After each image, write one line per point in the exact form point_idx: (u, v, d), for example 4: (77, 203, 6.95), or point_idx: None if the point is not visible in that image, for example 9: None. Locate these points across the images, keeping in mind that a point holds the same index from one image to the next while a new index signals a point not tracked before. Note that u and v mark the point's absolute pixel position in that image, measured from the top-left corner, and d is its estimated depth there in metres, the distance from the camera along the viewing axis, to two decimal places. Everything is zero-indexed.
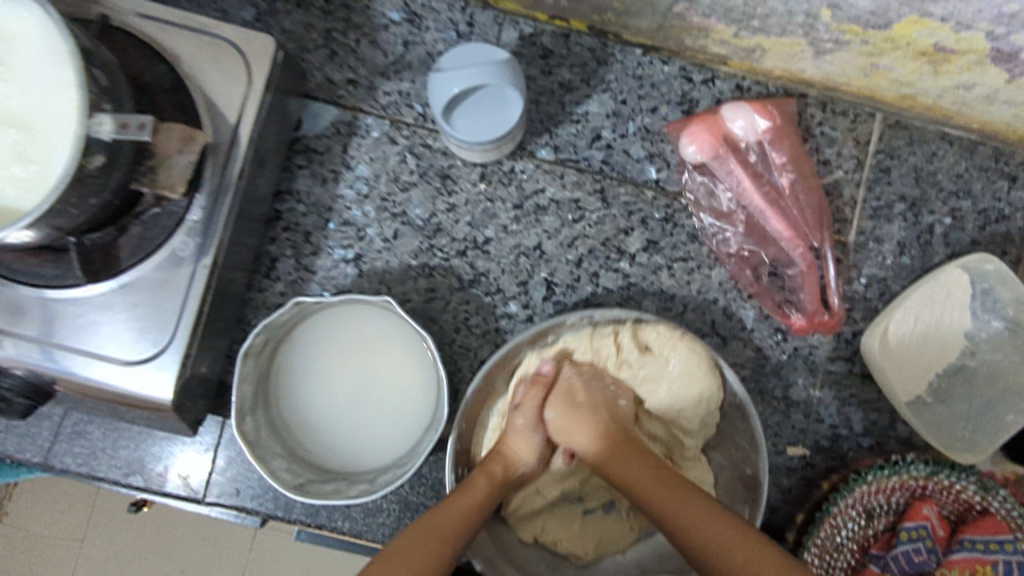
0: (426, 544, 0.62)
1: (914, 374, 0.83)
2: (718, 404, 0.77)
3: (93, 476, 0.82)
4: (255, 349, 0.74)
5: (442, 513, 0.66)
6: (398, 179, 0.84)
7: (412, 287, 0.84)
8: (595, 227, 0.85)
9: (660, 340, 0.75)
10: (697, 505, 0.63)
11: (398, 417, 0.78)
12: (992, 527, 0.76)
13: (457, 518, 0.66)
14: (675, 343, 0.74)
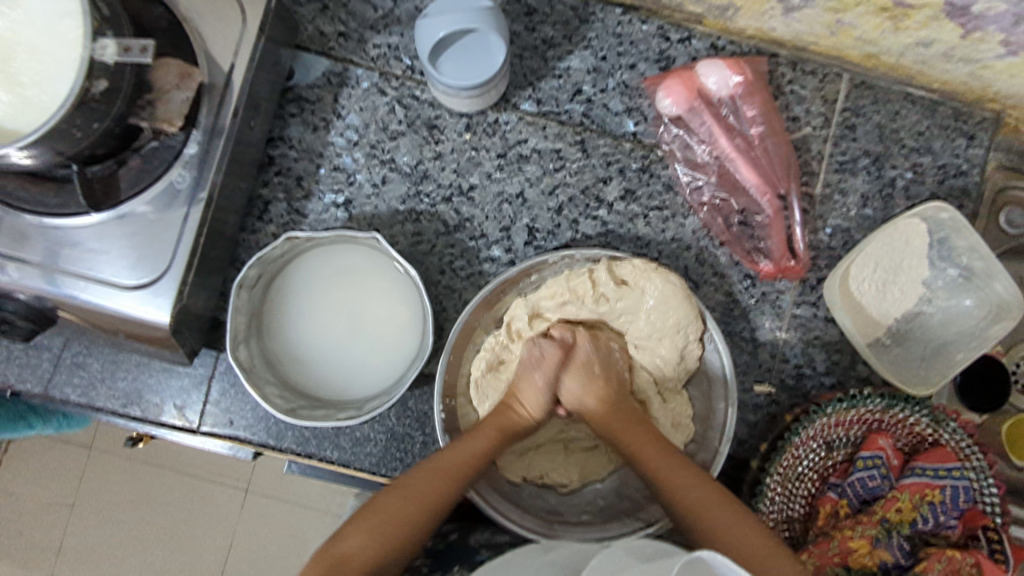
0: (444, 470, 0.71)
1: (875, 318, 0.88)
2: (697, 339, 0.79)
3: (92, 406, 0.86)
4: (249, 281, 0.78)
5: (459, 450, 0.73)
6: (386, 128, 0.88)
7: (400, 231, 0.87)
8: (576, 176, 0.89)
9: (635, 271, 0.79)
10: (717, 504, 0.68)
11: (384, 352, 0.82)
12: (943, 456, 0.83)
13: (476, 452, 0.73)
14: (649, 274, 0.78)
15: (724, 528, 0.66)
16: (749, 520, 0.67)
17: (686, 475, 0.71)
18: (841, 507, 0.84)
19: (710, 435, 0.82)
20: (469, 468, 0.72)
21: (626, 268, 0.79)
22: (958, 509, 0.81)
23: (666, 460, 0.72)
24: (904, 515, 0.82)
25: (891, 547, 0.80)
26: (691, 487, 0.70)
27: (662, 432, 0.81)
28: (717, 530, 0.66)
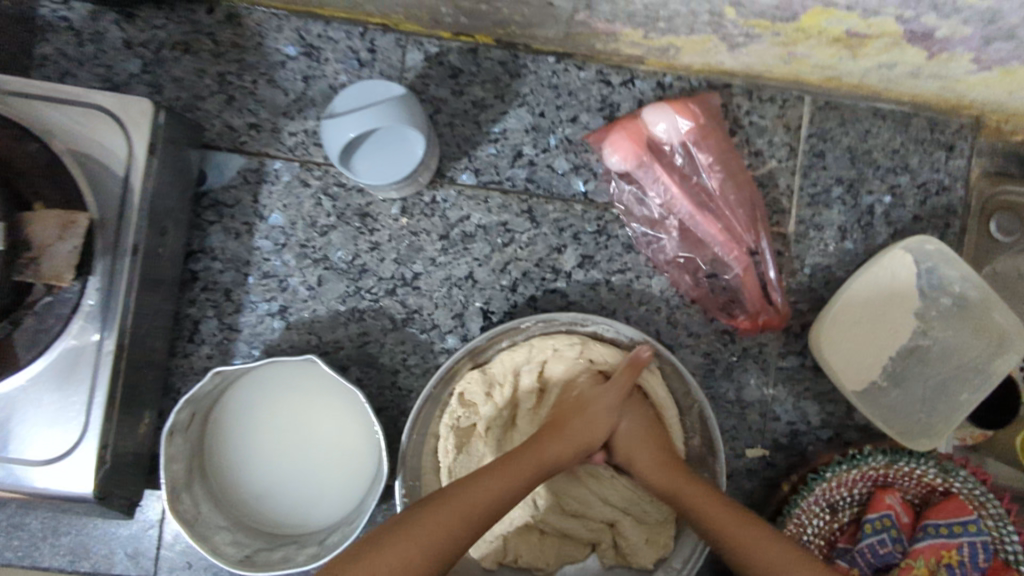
0: (458, 512, 0.62)
1: (865, 362, 0.82)
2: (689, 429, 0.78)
3: (36, 567, 0.80)
4: (182, 425, 0.71)
5: (489, 487, 0.65)
6: (314, 223, 0.80)
7: (344, 334, 0.80)
8: (527, 248, 0.82)
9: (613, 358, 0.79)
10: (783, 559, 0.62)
11: (338, 478, 0.76)
12: (956, 509, 0.76)
13: (492, 492, 0.65)
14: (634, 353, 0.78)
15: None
16: None
17: (761, 548, 0.63)
18: None
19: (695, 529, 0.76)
20: (490, 510, 0.64)
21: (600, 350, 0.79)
22: (978, 568, 0.75)
23: (757, 540, 0.64)
24: None
25: None
26: (763, 551, 0.63)
27: (636, 547, 0.75)
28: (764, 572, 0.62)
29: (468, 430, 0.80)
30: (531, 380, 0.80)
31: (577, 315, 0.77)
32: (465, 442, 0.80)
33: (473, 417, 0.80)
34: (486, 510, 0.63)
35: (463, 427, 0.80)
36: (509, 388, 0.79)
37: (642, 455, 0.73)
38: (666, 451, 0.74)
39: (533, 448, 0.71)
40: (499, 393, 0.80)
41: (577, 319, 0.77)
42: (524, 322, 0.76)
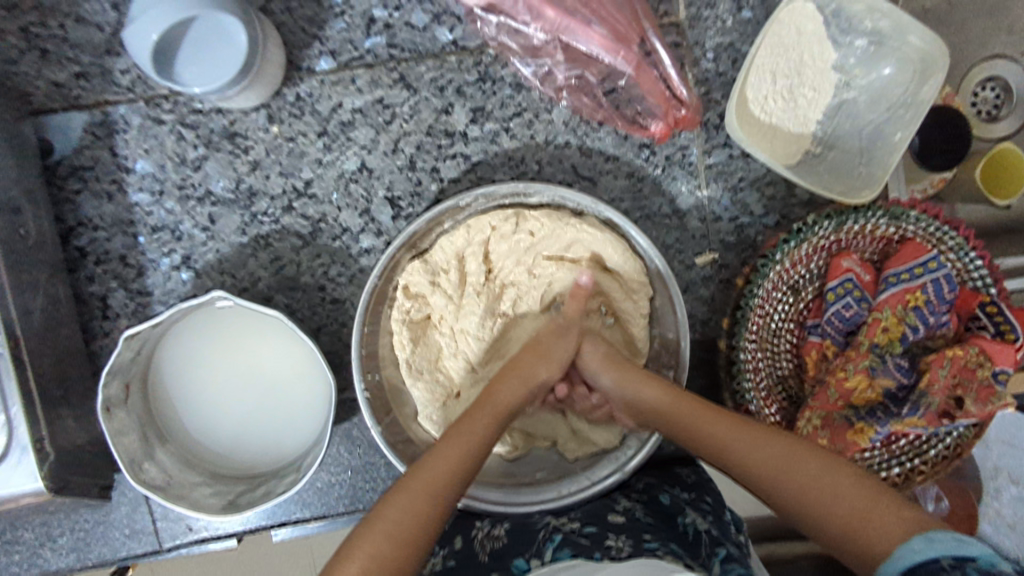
0: (434, 485, 0.60)
1: (794, 132, 0.77)
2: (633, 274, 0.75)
3: (47, 572, 0.81)
4: (117, 399, 0.69)
5: (448, 454, 0.62)
6: (184, 159, 0.75)
7: (257, 265, 0.76)
8: (413, 119, 0.76)
9: (549, 226, 0.74)
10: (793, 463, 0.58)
11: (295, 409, 0.75)
12: (914, 252, 0.74)
13: (459, 454, 0.63)
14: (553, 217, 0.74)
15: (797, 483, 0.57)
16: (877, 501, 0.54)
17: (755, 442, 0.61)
18: (827, 349, 0.76)
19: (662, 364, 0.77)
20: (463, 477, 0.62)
21: (536, 220, 0.74)
22: (946, 303, 0.72)
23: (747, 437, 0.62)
24: (892, 333, 0.73)
25: (890, 372, 0.72)
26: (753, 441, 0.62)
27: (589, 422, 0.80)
28: (751, 466, 0.60)
29: (423, 321, 0.78)
30: (473, 258, 0.76)
31: (519, 184, 0.72)
32: (421, 334, 0.77)
33: (425, 308, 0.77)
34: (456, 474, 0.61)
35: (416, 319, 0.77)
36: (455, 274, 0.76)
37: (599, 378, 0.74)
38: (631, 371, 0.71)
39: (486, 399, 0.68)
40: (446, 280, 0.76)
41: (513, 188, 0.72)
42: (464, 200, 0.71)
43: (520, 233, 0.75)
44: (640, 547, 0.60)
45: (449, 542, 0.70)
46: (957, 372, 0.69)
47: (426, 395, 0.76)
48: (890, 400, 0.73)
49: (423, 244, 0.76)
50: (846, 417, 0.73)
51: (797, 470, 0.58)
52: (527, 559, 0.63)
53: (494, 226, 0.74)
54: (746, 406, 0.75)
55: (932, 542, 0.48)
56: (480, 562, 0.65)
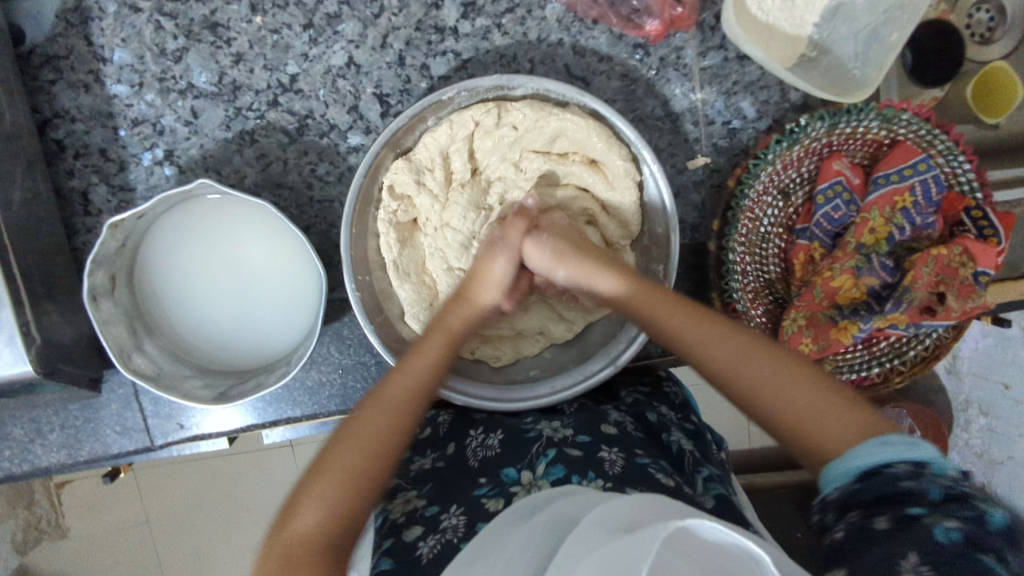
0: (399, 402, 0.62)
1: (789, 34, 0.76)
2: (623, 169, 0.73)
3: (39, 469, 0.81)
4: (103, 289, 0.69)
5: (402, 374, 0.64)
6: (164, 50, 0.72)
7: (242, 162, 0.75)
8: (401, 13, 0.74)
9: (532, 117, 0.72)
10: (758, 362, 0.58)
11: (285, 303, 0.75)
12: (904, 154, 0.74)
13: (421, 374, 0.64)
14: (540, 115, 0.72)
15: (771, 395, 0.57)
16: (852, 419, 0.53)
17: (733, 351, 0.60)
18: (815, 251, 0.77)
19: (653, 262, 0.76)
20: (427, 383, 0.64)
21: (518, 112, 0.72)
22: (933, 204, 0.73)
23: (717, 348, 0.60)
24: (879, 233, 0.74)
25: (875, 271, 0.73)
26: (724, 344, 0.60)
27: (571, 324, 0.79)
28: (722, 365, 0.59)
29: (410, 224, 0.77)
30: (461, 157, 0.75)
31: (501, 77, 0.70)
32: (410, 238, 0.77)
33: (412, 211, 0.76)
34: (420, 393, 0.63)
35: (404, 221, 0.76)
36: (441, 172, 0.75)
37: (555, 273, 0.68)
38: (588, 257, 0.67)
39: (438, 329, 0.67)
40: (432, 179, 0.75)
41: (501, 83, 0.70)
42: (447, 94, 0.69)
43: (504, 128, 0.73)
44: (632, 462, 0.64)
45: (444, 449, 0.74)
46: (940, 270, 0.71)
47: (413, 295, 0.75)
48: (874, 300, 0.75)
49: (407, 143, 0.75)
50: (830, 317, 0.75)
51: (753, 371, 0.58)
52: (518, 469, 0.66)
53: (477, 120, 0.72)
54: (733, 305, 0.78)
55: (884, 446, 0.50)
56: (469, 469, 0.69)
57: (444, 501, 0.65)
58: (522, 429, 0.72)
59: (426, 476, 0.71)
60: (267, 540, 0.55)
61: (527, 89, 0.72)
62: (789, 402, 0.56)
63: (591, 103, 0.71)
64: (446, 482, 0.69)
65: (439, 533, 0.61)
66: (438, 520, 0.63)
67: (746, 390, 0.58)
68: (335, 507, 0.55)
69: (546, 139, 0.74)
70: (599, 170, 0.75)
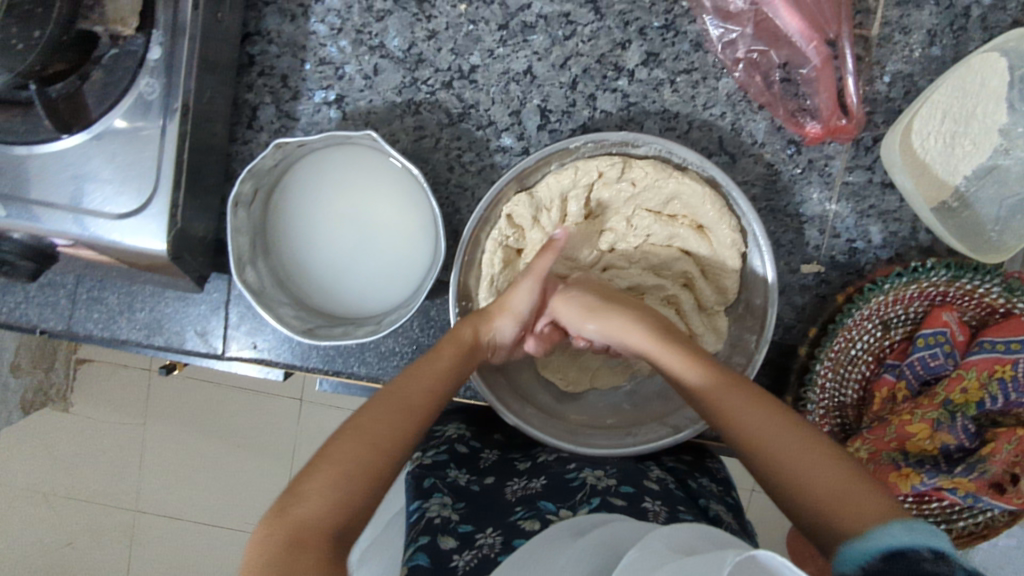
0: (402, 409, 0.63)
1: (940, 177, 0.77)
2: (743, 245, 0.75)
3: (116, 338, 0.86)
4: (246, 199, 0.74)
5: (426, 369, 0.68)
6: (371, 8, 0.78)
7: (400, 127, 0.80)
8: (590, 43, 0.78)
9: (653, 176, 0.73)
10: (795, 438, 0.57)
11: (394, 266, 0.78)
12: (1016, 328, 0.74)
13: (437, 374, 0.67)
14: (667, 178, 0.73)
15: (786, 467, 0.56)
16: (839, 474, 0.54)
17: (755, 412, 0.60)
18: (899, 390, 0.78)
19: (743, 335, 0.78)
20: (431, 402, 0.65)
21: (641, 169, 0.73)
22: None
23: (750, 409, 0.60)
24: (969, 395, 0.75)
25: (954, 430, 0.74)
26: (751, 410, 0.60)
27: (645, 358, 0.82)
28: (755, 435, 0.59)
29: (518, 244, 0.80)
30: (579, 198, 0.77)
31: (628, 135, 0.73)
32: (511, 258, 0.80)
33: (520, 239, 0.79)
34: (432, 391, 0.66)
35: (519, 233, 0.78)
36: (556, 213, 0.78)
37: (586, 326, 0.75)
38: (611, 317, 0.72)
39: (450, 336, 0.72)
40: (546, 218, 0.78)
41: (630, 138, 0.72)
42: (574, 143, 0.72)
43: (624, 181, 0.75)
44: (675, 517, 0.65)
45: (482, 476, 0.77)
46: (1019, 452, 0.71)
47: (493, 306, 0.79)
48: (943, 457, 0.75)
49: (529, 181, 0.77)
50: (893, 459, 0.75)
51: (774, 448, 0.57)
52: (556, 504, 0.68)
53: (600, 171, 0.74)
54: (804, 415, 0.78)
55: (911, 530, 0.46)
56: (506, 503, 0.71)
57: (479, 523, 0.67)
58: (566, 477, 0.73)
59: (462, 490, 0.73)
60: (269, 519, 0.52)
61: (652, 149, 0.74)
62: (802, 477, 0.55)
63: (711, 172, 0.73)
64: (477, 504, 0.71)
65: (474, 547, 0.63)
66: (473, 539, 0.65)
67: (792, 497, 0.55)
68: (335, 498, 0.54)
69: (661, 201, 0.76)
70: (705, 236, 0.77)
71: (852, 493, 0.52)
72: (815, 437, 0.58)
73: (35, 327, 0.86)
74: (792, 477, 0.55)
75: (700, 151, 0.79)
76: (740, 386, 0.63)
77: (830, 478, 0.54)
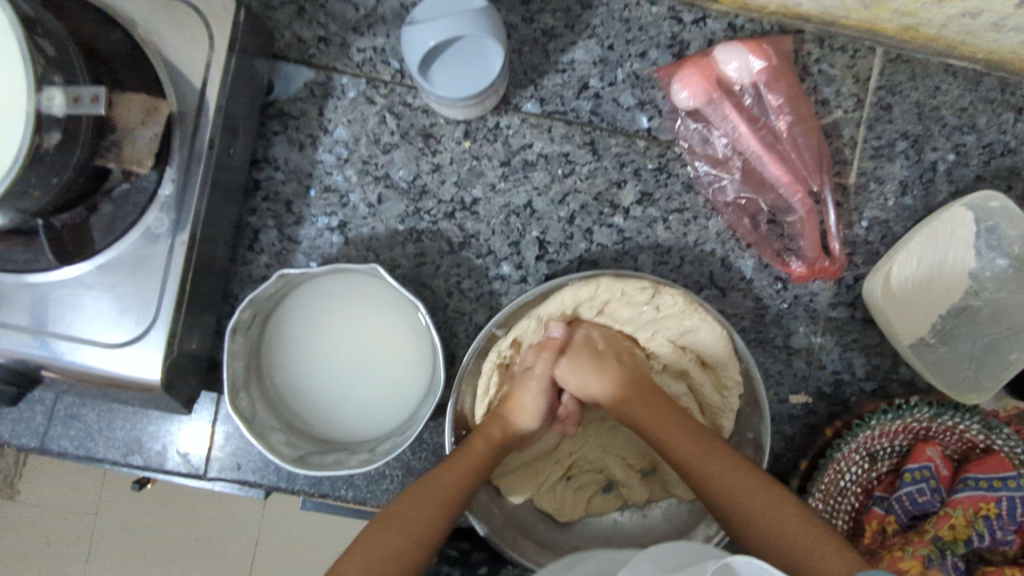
0: (432, 493, 0.67)
1: (918, 317, 0.81)
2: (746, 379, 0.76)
3: (92, 458, 0.82)
4: (244, 325, 0.72)
5: (449, 470, 0.69)
6: (378, 140, 0.81)
7: (402, 253, 0.81)
8: (587, 181, 0.82)
9: (681, 308, 0.72)
10: (746, 479, 0.65)
11: (390, 394, 0.77)
12: (996, 465, 0.76)
13: (462, 473, 0.69)
14: (690, 313, 0.72)
15: (761, 520, 0.62)
16: (802, 523, 0.61)
17: (731, 474, 0.65)
18: (889, 524, 0.78)
19: None
20: (466, 482, 0.69)
21: (671, 298, 0.71)
22: (1015, 524, 0.75)
23: (694, 445, 0.68)
24: (958, 532, 0.75)
25: (945, 568, 0.73)
26: (712, 456, 0.67)
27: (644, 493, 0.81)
28: (721, 493, 0.65)
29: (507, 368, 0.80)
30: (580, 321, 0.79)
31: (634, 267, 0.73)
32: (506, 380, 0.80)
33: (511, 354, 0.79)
34: (461, 479, 0.68)
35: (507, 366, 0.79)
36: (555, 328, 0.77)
37: (587, 387, 0.77)
38: (603, 362, 0.76)
39: (479, 430, 0.73)
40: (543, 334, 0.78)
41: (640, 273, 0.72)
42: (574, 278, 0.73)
43: (649, 304, 0.73)
44: None
45: (472, 572, 0.79)
46: None
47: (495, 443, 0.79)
48: None
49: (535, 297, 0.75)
50: None
51: (741, 507, 0.64)
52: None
53: (627, 292, 0.72)
54: None
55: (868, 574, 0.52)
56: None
57: None
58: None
59: None
60: None
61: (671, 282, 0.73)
62: (772, 524, 0.62)
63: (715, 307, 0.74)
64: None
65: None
66: None
67: (736, 521, 0.64)
68: (380, 572, 0.61)
69: (676, 331, 0.77)
70: (707, 372, 0.79)
71: (818, 552, 0.58)
72: (776, 487, 0.65)
73: (6, 444, 0.82)
74: (761, 534, 0.62)
75: (692, 285, 0.82)
76: (695, 435, 0.69)
77: (797, 532, 0.61)
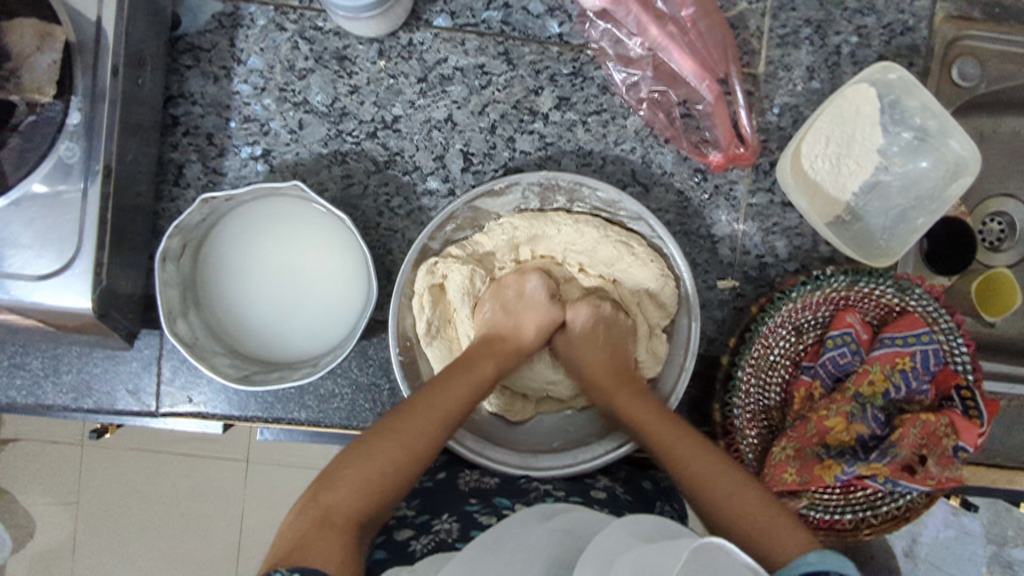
0: (432, 411, 0.68)
1: (830, 193, 0.85)
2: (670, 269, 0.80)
3: (42, 405, 0.83)
4: (173, 254, 0.74)
5: (436, 392, 0.70)
6: (293, 66, 0.81)
7: (328, 176, 0.82)
8: (505, 90, 0.83)
9: (610, 194, 0.76)
10: (725, 471, 0.67)
11: (329, 312, 0.79)
12: (910, 323, 0.80)
13: (451, 403, 0.70)
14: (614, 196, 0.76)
15: (725, 494, 0.65)
16: (757, 497, 0.65)
17: (731, 478, 0.66)
18: (815, 389, 0.83)
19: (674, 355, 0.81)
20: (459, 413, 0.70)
21: (599, 191, 0.76)
22: (929, 373, 0.80)
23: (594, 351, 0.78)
24: (876, 387, 0.81)
25: (865, 421, 0.79)
26: (646, 407, 0.73)
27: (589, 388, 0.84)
28: (699, 477, 0.67)
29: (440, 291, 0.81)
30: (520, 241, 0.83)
31: (545, 175, 0.76)
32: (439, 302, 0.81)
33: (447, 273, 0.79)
34: (449, 414, 0.69)
35: (435, 288, 0.80)
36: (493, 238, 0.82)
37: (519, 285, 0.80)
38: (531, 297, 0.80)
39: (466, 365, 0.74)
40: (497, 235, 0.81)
41: (548, 178, 0.76)
42: (499, 184, 0.76)
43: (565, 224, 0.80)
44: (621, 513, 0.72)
45: (434, 474, 0.80)
46: (924, 435, 0.77)
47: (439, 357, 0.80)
48: (860, 447, 0.80)
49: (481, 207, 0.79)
50: (816, 454, 0.79)
51: (720, 488, 0.66)
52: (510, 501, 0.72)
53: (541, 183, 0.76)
54: (731, 420, 0.81)
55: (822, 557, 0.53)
56: (460, 494, 0.75)
57: (435, 512, 0.71)
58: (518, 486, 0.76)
59: (415, 489, 0.77)
60: (301, 506, 0.61)
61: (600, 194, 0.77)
62: (729, 496, 0.65)
63: (630, 209, 0.78)
64: (431, 496, 0.75)
65: (432, 532, 0.67)
66: (430, 526, 0.68)
67: (703, 493, 0.66)
68: (361, 494, 0.62)
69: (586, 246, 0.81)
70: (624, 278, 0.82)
71: (774, 520, 0.62)
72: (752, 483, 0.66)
73: None
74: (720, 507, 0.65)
75: (616, 184, 0.85)
76: (697, 436, 0.70)
77: (746, 505, 0.64)
